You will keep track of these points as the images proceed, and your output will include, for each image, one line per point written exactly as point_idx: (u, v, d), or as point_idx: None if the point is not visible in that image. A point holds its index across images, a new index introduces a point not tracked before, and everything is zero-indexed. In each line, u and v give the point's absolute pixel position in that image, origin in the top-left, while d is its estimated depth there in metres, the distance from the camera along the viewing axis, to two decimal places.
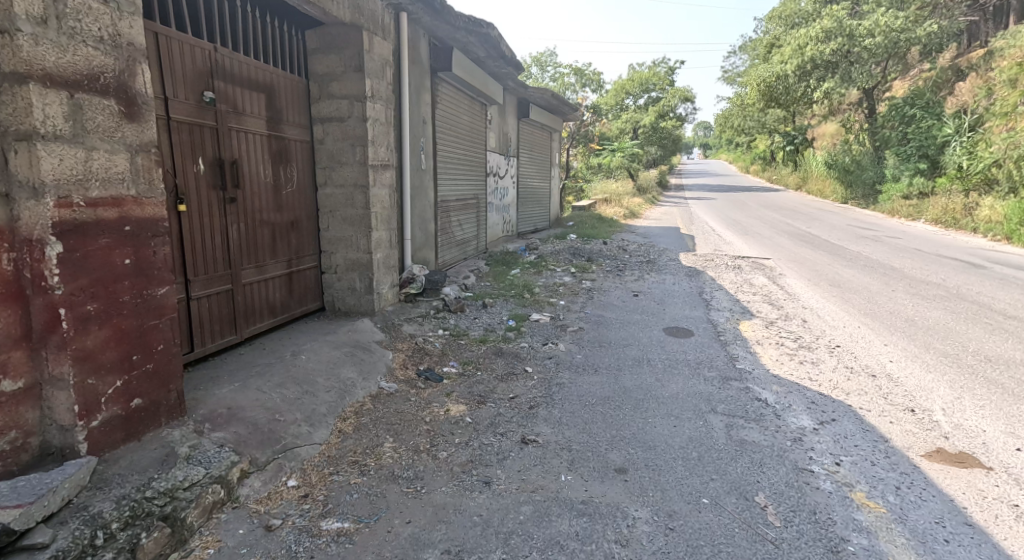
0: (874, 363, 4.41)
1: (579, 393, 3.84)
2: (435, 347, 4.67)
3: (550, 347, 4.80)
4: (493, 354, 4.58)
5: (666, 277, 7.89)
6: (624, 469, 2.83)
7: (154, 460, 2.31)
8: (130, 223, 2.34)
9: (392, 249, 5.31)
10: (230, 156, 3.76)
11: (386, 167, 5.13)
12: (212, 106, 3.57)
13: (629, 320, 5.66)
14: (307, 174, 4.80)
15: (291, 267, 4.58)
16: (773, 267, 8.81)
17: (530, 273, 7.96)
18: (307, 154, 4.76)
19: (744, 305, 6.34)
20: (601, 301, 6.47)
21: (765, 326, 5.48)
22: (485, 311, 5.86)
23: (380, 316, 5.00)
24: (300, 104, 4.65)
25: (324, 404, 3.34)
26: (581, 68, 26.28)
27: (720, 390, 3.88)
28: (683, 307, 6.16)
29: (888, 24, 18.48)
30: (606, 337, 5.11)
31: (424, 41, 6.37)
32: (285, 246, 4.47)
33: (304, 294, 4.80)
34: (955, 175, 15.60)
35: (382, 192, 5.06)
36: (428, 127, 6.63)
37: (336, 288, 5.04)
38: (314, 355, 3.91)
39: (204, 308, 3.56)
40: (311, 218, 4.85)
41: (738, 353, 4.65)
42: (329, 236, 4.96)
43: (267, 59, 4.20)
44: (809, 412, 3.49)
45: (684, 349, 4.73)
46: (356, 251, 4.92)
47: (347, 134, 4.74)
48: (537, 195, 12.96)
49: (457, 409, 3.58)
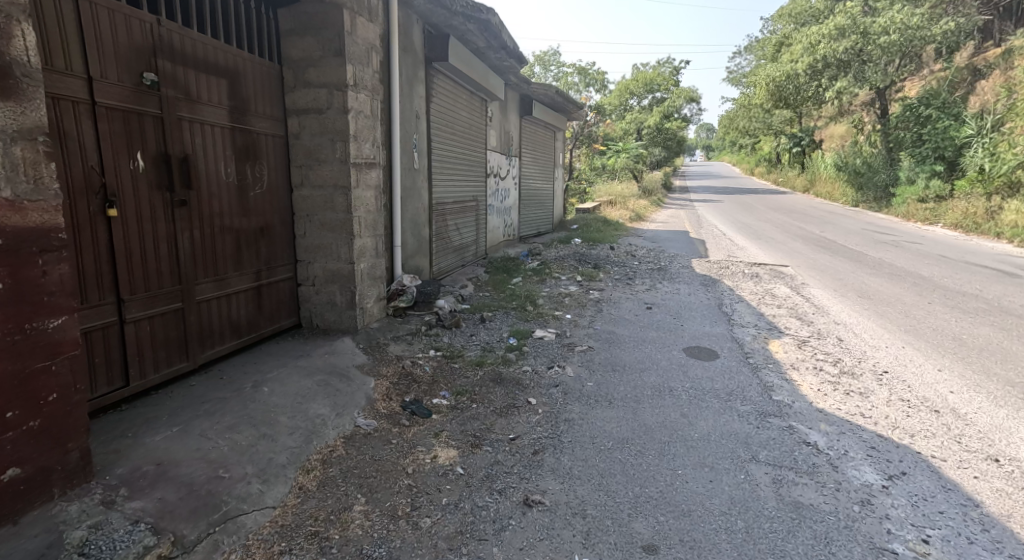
0: (933, 394, 3.81)
1: (591, 435, 3.23)
2: (425, 371, 4.07)
3: (557, 373, 4.20)
4: (491, 380, 3.98)
5: (680, 287, 7.28)
6: (654, 548, 2.26)
7: (29, 555, 1.78)
8: (4, 236, 1.76)
9: (379, 258, 4.73)
10: (182, 151, 3.17)
11: (371, 167, 4.55)
12: (155, 90, 2.97)
13: (644, 338, 5.06)
14: (281, 173, 4.22)
15: (260, 279, 3.99)
16: (794, 276, 8.22)
17: (534, 281, 7.37)
18: (279, 149, 4.17)
19: (770, 320, 5.72)
20: (612, 315, 5.85)
21: (798, 346, 4.87)
22: (484, 327, 5.26)
23: (364, 335, 4.41)
24: (272, 94, 4.07)
25: (284, 452, 2.74)
26: (584, 67, 25.64)
27: (759, 430, 3.28)
28: (703, 323, 5.55)
29: (905, 21, 17.81)
30: (620, 360, 4.51)
31: (418, 27, 5.77)
32: (251, 255, 3.88)
33: (276, 310, 4.20)
34: (976, 176, 14.99)
35: (366, 194, 4.48)
36: (423, 122, 6.05)
37: (314, 303, 4.45)
38: (281, 386, 3.32)
39: (144, 333, 2.96)
40: (284, 223, 4.26)
41: (772, 381, 4.04)
42: (306, 244, 4.37)
43: (229, 39, 3.61)
44: (871, 462, 2.90)
45: (709, 376, 4.12)
46: (336, 261, 4.33)
47: (326, 128, 4.16)
48: (540, 197, 12.36)
49: (447, 455, 2.99)
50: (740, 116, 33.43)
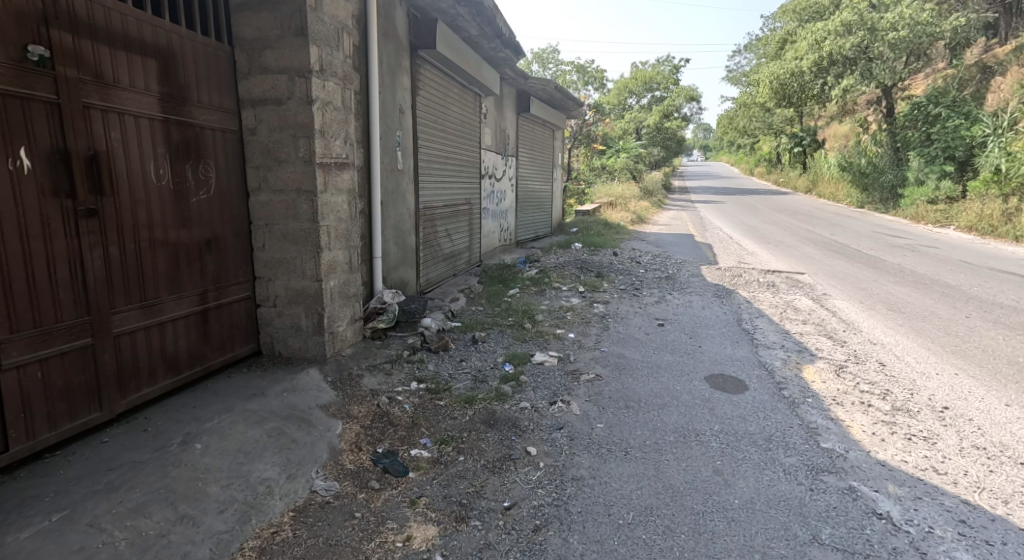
0: (1012, 439, 3.19)
1: (606, 503, 2.59)
2: (404, 412, 3.41)
3: (559, 412, 3.55)
4: (482, 423, 3.34)
5: (693, 299, 6.66)
6: None
7: None
8: None
9: (353, 273, 4.08)
10: (89, 147, 2.53)
11: (344, 167, 3.90)
12: (48, 69, 2.33)
13: (659, 363, 4.43)
14: (233, 175, 3.56)
15: (206, 302, 3.33)
16: (813, 285, 7.61)
17: (532, 293, 6.73)
18: (230, 147, 3.51)
19: (797, 339, 5.10)
20: (620, 334, 5.20)
21: (837, 374, 4.23)
22: (476, 349, 4.62)
23: (334, 365, 3.76)
24: (220, 81, 3.42)
25: (208, 543, 2.09)
26: (583, 65, 25.06)
27: (814, 493, 2.64)
28: (723, 344, 4.91)
29: (914, 16, 17.25)
30: (633, 393, 3.87)
31: (401, 10, 5.12)
32: (195, 274, 3.22)
33: (228, 338, 3.54)
34: (992, 177, 14.44)
35: (337, 200, 3.83)
36: (408, 117, 5.40)
37: (276, 326, 3.79)
38: (220, 438, 2.67)
39: (31, 382, 2.33)
40: (238, 234, 3.61)
41: (816, 422, 3.40)
42: (266, 258, 3.72)
43: (159, 12, 2.95)
44: (966, 544, 2.27)
45: (741, 415, 3.48)
46: (301, 278, 3.69)
47: (287, 122, 3.51)
48: (538, 199, 11.71)
49: (425, 534, 2.35)
50: (740, 116, 32.85)
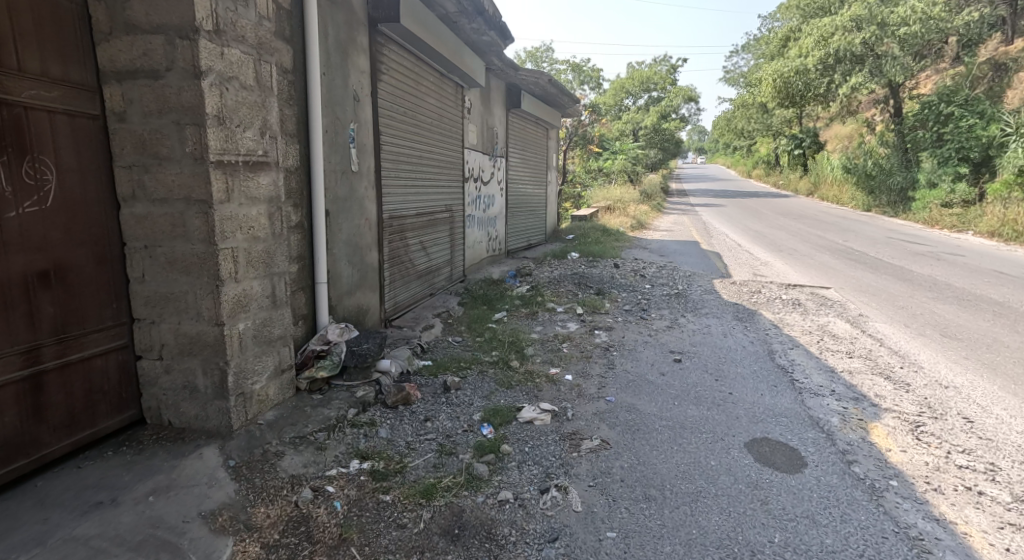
0: None
1: None
2: (331, 518, 2.37)
3: (552, 507, 2.54)
4: (443, 536, 2.31)
5: (710, 323, 5.65)
6: None
7: None
8: None
9: (278, 308, 3.03)
10: None
11: (263, 167, 2.85)
12: None
13: (682, 420, 3.42)
14: (94, 177, 2.53)
15: (38, 362, 2.31)
16: (844, 303, 6.63)
17: (522, 316, 5.70)
18: (88, 137, 2.49)
19: (848, 381, 4.10)
20: (628, 374, 4.18)
21: (918, 438, 3.22)
22: (446, 402, 3.58)
23: (244, 440, 2.72)
24: (66, 44, 2.39)
25: None
26: (578, 64, 24.15)
27: None
28: (758, 389, 3.91)
29: (926, 11, 16.50)
30: (653, 471, 2.85)
31: None
32: (15, 323, 2.21)
33: (85, 407, 2.51)
34: (1014, 178, 13.54)
35: (250, 212, 2.78)
36: (366, 105, 4.38)
37: (164, 386, 2.75)
38: None
39: None
40: (103, 260, 2.58)
41: (919, 528, 2.39)
42: (147, 292, 2.68)
43: None
44: None
45: (808, 514, 2.47)
46: (195, 322, 2.66)
47: (170, 105, 2.49)
48: (531, 204, 10.69)
49: None
50: (739, 117, 31.96)
